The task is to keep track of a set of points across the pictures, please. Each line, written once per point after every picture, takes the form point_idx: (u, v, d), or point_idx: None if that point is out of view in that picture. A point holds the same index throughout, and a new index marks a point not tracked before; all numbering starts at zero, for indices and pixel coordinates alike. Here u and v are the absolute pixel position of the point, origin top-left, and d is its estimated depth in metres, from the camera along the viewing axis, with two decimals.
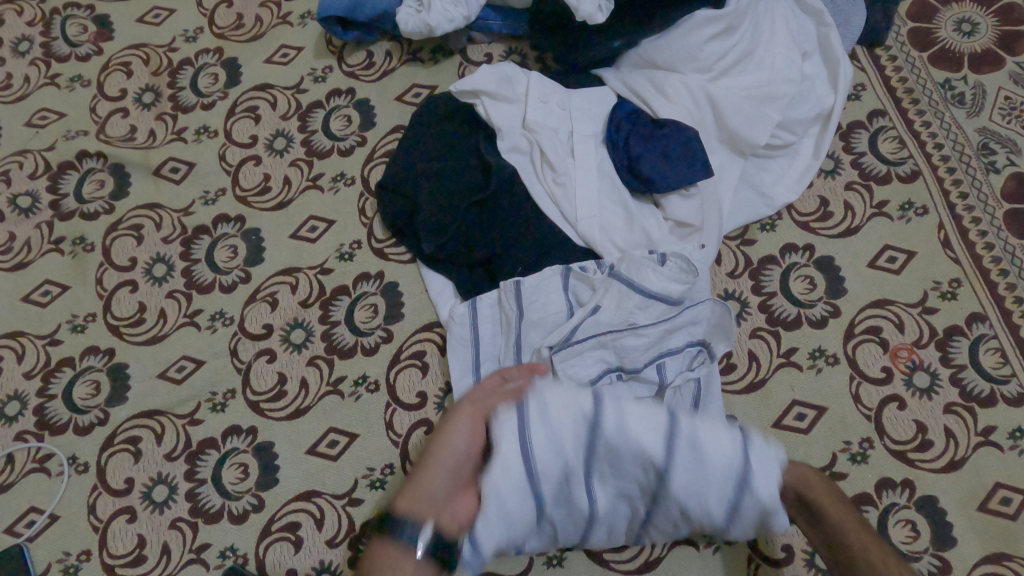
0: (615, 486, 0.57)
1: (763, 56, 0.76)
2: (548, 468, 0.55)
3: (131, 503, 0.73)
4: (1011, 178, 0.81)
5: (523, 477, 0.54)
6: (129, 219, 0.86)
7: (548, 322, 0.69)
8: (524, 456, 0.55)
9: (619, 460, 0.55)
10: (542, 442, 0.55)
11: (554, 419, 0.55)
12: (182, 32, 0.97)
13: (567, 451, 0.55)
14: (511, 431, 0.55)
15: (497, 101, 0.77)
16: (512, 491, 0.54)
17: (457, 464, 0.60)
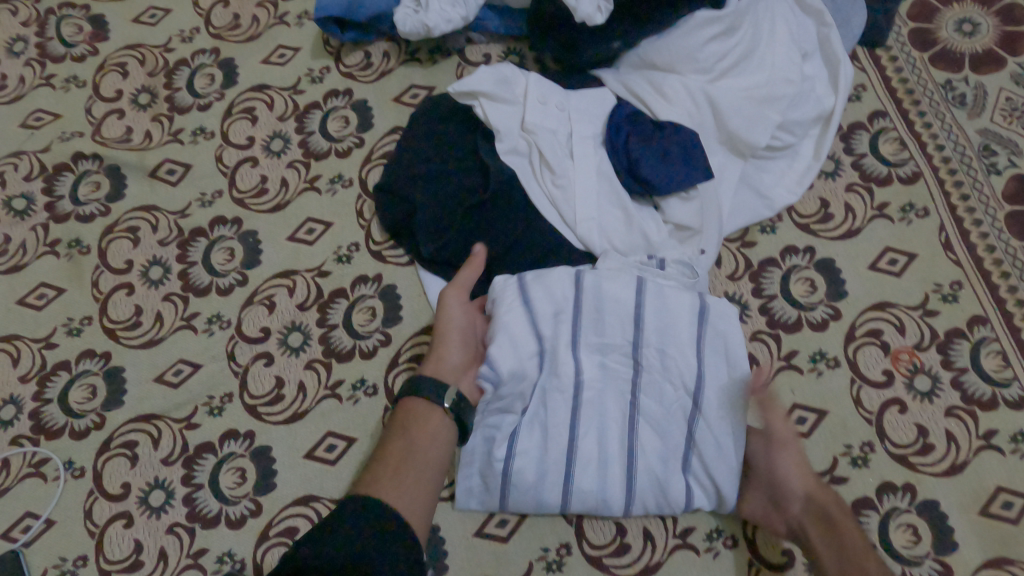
0: (598, 347, 0.68)
1: (763, 56, 0.76)
2: (543, 315, 0.67)
3: (128, 508, 0.73)
4: (1012, 180, 0.81)
5: (521, 321, 0.66)
6: (125, 221, 0.85)
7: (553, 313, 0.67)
8: (524, 297, 0.67)
9: (603, 305, 0.67)
10: (540, 290, 0.67)
11: (548, 278, 0.68)
12: (178, 32, 0.96)
13: (559, 299, 0.67)
14: (513, 284, 0.68)
15: (494, 102, 0.75)
16: (514, 325, 0.66)
17: (464, 337, 0.69)
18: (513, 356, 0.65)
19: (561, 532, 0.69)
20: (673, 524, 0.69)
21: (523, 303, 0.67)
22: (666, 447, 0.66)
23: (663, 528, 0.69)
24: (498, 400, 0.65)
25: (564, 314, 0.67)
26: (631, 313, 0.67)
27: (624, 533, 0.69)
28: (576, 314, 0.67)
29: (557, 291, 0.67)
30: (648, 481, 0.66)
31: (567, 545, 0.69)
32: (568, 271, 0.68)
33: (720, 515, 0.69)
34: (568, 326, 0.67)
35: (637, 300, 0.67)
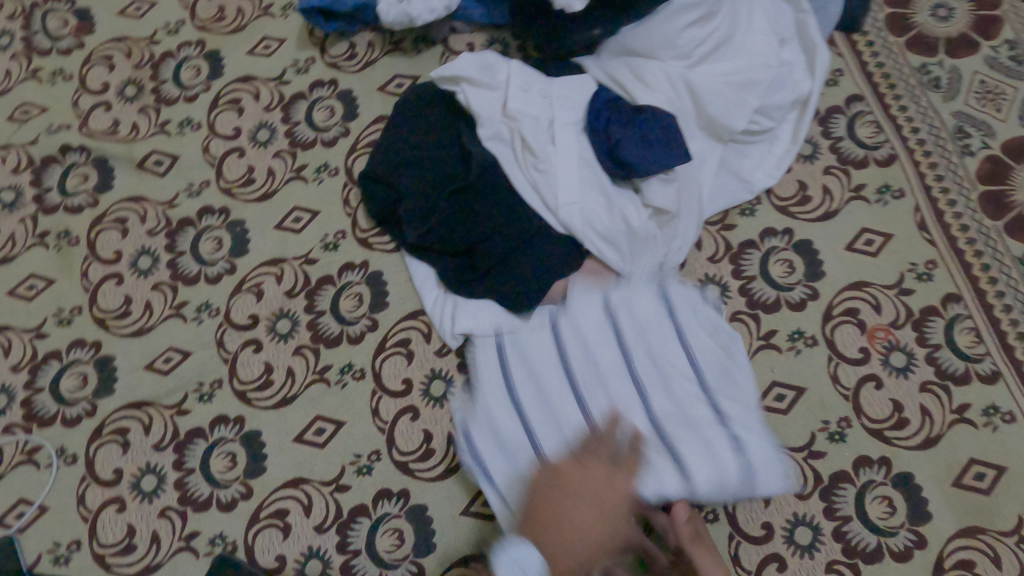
0: (593, 382, 0.70)
1: (743, 40, 0.76)
2: (525, 379, 0.72)
3: (121, 493, 0.74)
4: (986, 161, 0.82)
5: (506, 393, 0.71)
6: (113, 212, 0.86)
7: (546, 364, 0.72)
8: (507, 375, 0.72)
9: (586, 346, 0.72)
10: (516, 356, 0.73)
11: (521, 344, 0.73)
12: (164, 25, 0.96)
13: (538, 360, 0.72)
14: (491, 355, 0.74)
15: (476, 88, 0.77)
16: (500, 407, 0.70)
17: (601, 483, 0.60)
18: (494, 438, 0.69)
19: None
20: None
21: (502, 378, 0.72)
22: (704, 434, 0.66)
23: None
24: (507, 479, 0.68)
25: (547, 367, 0.72)
26: (610, 339, 0.72)
27: None
28: (563, 364, 0.71)
29: (531, 354, 0.73)
30: (700, 467, 0.65)
31: None
32: (540, 330, 0.73)
33: None
34: (552, 373, 0.71)
35: (609, 326, 0.72)
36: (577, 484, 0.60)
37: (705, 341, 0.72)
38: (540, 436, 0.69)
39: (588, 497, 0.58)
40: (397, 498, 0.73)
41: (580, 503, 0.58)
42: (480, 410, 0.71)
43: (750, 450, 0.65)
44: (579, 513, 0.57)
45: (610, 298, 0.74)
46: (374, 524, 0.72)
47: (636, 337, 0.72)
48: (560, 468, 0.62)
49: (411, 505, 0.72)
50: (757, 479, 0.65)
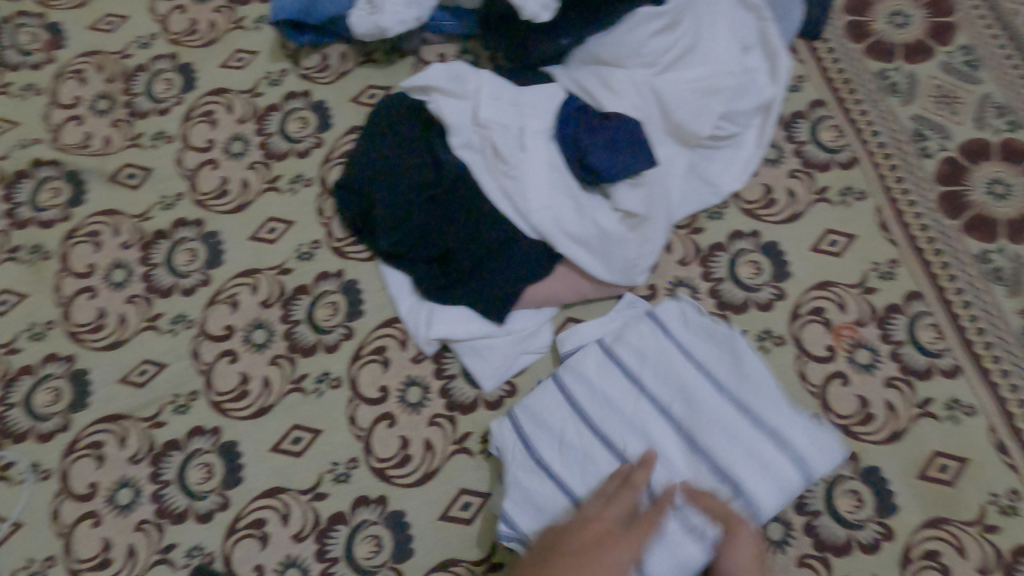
0: (615, 426, 0.70)
1: (707, 49, 0.78)
2: (548, 444, 0.70)
3: (96, 507, 0.74)
4: (944, 162, 0.84)
5: (533, 463, 0.69)
6: (86, 226, 0.86)
7: (564, 420, 0.71)
8: (526, 445, 0.70)
9: (602, 394, 0.72)
10: (530, 423, 0.71)
11: (531, 411, 0.72)
12: (136, 39, 0.96)
13: (552, 421, 0.71)
14: (505, 433, 0.71)
15: (447, 97, 0.79)
16: (533, 476, 0.69)
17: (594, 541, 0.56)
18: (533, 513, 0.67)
19: None
20: None
21: (525, 451, 0.70)
22: (739, 442, 0.67)
23: None
24: None
25: (567, 422, 0.71)
26: (623, 380, 0.72)
27: None
28: (581, 417, 0.71)
29: (545, 414, 0.71)
30: (750, 477, 0.66)
31: None
32: (547, 388, 0.73)
33: None
34: (571, 428, 0.71)
35: (618, 369, 0.73)
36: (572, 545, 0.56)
37: (712, 354, 0.72)
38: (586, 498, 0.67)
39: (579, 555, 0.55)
40: (375, 505, 0.73)
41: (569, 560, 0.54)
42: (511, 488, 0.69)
43: (789, 439, 0.66)
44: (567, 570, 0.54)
45: (609, 340, 0.74)
46: (352, 531, 0.72)
47: (646, 372, 0.72)
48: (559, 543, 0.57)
49: (389, 511, 0.73)
50: (807, 468, 0.66)
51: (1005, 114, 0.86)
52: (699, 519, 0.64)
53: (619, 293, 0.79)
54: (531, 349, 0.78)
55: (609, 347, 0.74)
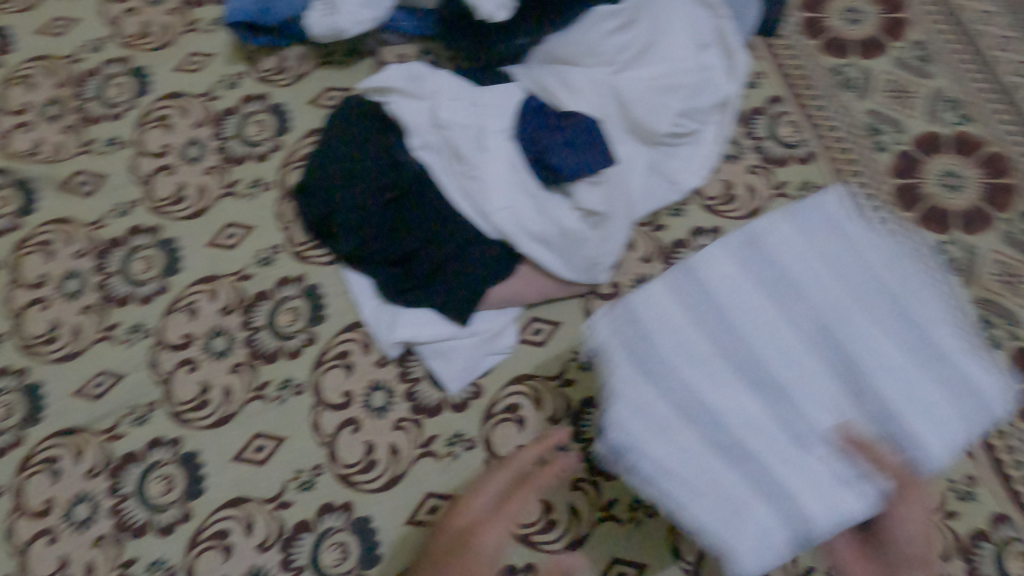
0: (751, 337, 0.52)
1: (665, 46, 0.79)
2: (671, 358, 0.52)
3: (52, 524, 0.72)
4: (899, 156, 0.86)
5: (636, 360, 0.52)
6: (38, 235, 0.83)
7: (688, 334, 0.52)
8: (638, 340, 0.52)
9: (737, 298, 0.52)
10: (645, 310, 0.53)
11: (648, 304, 0.53)
12: (87, 42, 0.94)
13: (667, 327, 0.52)
14: (608, 324, 0.53)
15: (406, 98, 0.79)
16: (642, 378, 0.52)
17: (462, 535, 0.58)
18: (635, 410, 0.51)
19: None
20: (598, 499, 0.73)
21: (632, 345, 0.52)
22: (923, 391, 0.49)
23: (588, 503, 0.73)
24: (657, 415, 0.51)
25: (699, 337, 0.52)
26: (790, 280, 0.52)
27: (552, 511, 0.73)
28: (706, 321, 0.52)
29: (665, 318, 0.52)
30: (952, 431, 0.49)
31: None
32: (665, 281, 0.53)
33: None
34: (694, 335, 0.52)
35: (779, 265, 0.52)
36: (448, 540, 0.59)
37: (893, 272, 0.51)
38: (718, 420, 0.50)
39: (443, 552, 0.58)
40: (341, 511, 0.72)
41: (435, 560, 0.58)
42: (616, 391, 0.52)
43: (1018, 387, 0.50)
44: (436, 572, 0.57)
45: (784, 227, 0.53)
46: (318, 539, 0.71)
47: (791, 284, 0.52)
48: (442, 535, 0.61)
49: (355, 517, 0.72)
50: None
51: (956, 107, 0.88)
52: (860, 468, 0.48)
53: (583, 290, 0.80)
54: (495, 350, 0.77)
55: (750, 239, 0.53)
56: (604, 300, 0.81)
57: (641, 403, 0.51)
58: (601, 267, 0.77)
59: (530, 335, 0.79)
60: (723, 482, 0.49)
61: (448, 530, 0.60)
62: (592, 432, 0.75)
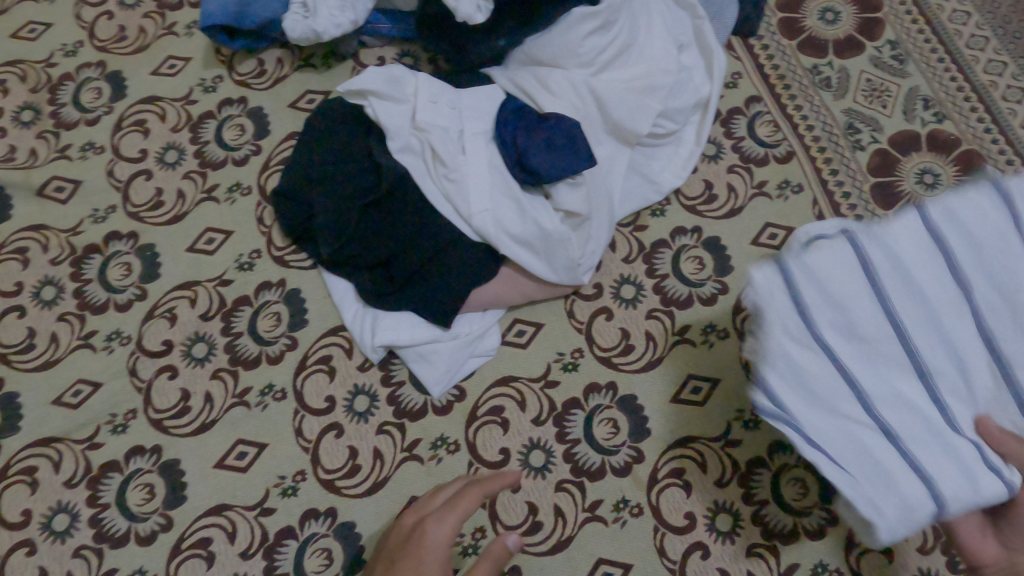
0: (920, 317, 0.46)
1: (642, 48, 0.80)
2: (829, 329, 0.46)
3: (31, 535, 0.71)
4: (876, 154, 0.87)
5: (803, 331, 0.45)
6: (13, 242, 0.82)
7: (874, 307, 0.45)
8: (801, 311, 0.45)
9: (909, 267, 0.45)
10: (817, 279, 0.45)
11: (823, 275, 0.45)
12: (61, 46, 0.93)
13: (842, 298, 0.45)
14: (774, 288, 0.45)
15: (384, 101, 0.77)
16: (814, 354, 0.46)
17: (411, 537, 0.62)
18: (800, 388, 0.46)
19: (475, 517, 0.73)
20: (583, 500, 0.73)
21: (800, 316, 0.45)
22: None
23: (572, 504, 0.73)
24: (824, 391, 0.46)
25: (871, 307, 0.45)
26: (988, 264, 0.45)
27: (537, 512, 0.73)
28: (883, 302, 0.45)
29: (834, 282, 0.45)
30: None
31: (483, 529, 0.73)
32: (842, 248, 0.45)
33: (628, 486, 0.73)
34: (864, 305, 0.45)
35: (985, 245, 0.45)
36: (400, 541, 0.62)
37: None
38: (876, 403, 0.46)
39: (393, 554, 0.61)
40: (325, 517, 0.72)
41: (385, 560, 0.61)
42: (772, 356, 0.46)
43: None
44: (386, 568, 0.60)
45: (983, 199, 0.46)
46: (301, 545, 0.71)
47: (977, 257, 0.45)
48: (395, 538, 0.63)
49: (339, 523, 0.72)
50: None
51: (931, 105, 0.89)
52: (998, 457, 0.46)
53: (566, 292, 0.80)
54: (478, 352, 0.78)
55: (938, 203, 0.46)
56: (587, 302, 0.81)
57: (812, 381, 0.46)
58: (582, 268, 0.77)
59: (513, 336, 0.79)
60: (878, 457, 0.45)
61: (399, 533, 0.64)
62: (575, 433, 0.75)
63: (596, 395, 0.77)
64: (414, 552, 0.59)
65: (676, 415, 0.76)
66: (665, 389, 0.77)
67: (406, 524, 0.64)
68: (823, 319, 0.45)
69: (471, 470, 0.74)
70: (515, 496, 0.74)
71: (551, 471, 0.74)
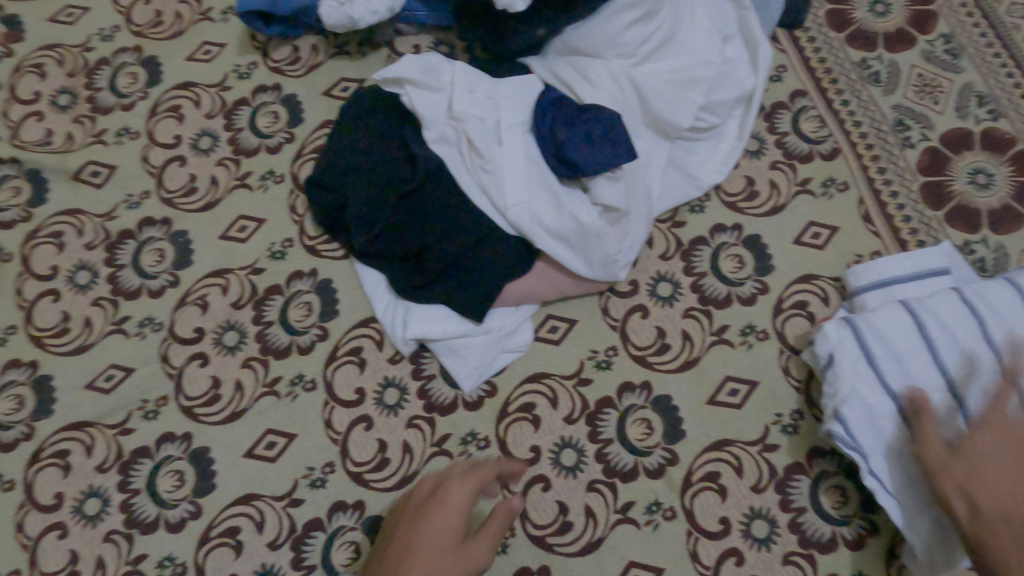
0: (967, 374, 0.67)
1: (685, 39, 0.77)
2: (895, 376, 0.67)
3: (62, 518, 0.72)
4: (926, 152, 0.83)
5: (874, 374, 0.67)
6: (49, 226, 0.83)
7: (887, 367, 0.67)
8: (868, 359, 0.68)
9: (947, 330, 0.67)
10: (882, 334, 0.68)
11: (889, 333, 0.68)
12: (98, 31, 0.93)
13: (906, 351, 0.68)
14: (851, 339, 0.68)
15: (420, 90, 0.76)
16: (864, 392, 0.67)
17: (429, 497, 0.64)
18: (865, 422, 0.67)
19: None
20: (615, 501, 0.72)
21: (865, 365, 0.67)
22: None
23: (604, 505, 0.72)
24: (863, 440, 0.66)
25: (911, 359, 0.67)
26: (949, 337, 0.67)
27: (567, 512, 0.72)
28: (932, 354, 0.67)
29: (894, 340, 0.68)
30: None
31: (512, 527, 0.71)
32: (902, 313, 0.68)
33: (661, 488, 0.72)
34: (921, 359, 0.67)
35: (959, 326, 0.67)
36: (417, 502, 0.64)
37: None
38: None
39: (413, 514, 0.63)
40: (352, 510, 0.71)
41: (405, 519, 0.63)
42: (844, 395, 0.67)
43: None
44: (408, 526, 0.62)
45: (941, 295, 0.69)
46: (329, 537, 0.71)
47: (946, 335, 0.67)
48: (411, 501, 0.66)
49: (367, 516, 0.71)
50: None
51: (986, 102, 0.85)
52: None
53: (602, 289, 0.78)
54: (510, 348, 0.76)
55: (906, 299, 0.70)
56: (622, 299, 0.79)
57: (851, 416, 0.67)
58: (620, 262, 0.74)
59: (546, 332, 0.78)
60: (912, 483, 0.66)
61: (416, 495, 0.66)
62: (608, 433, 0.74)
63: (630, 394, 0.75)
64: (437, 509, 0.62)
65: (711, 418, 0.74)
66: (701, 390, 0.75)
67: (422, 494, 0.65)
68: (847, 373, 0.67)
69: None
70: (545, 495, 0.72)
71: (583, 471, 0.73)
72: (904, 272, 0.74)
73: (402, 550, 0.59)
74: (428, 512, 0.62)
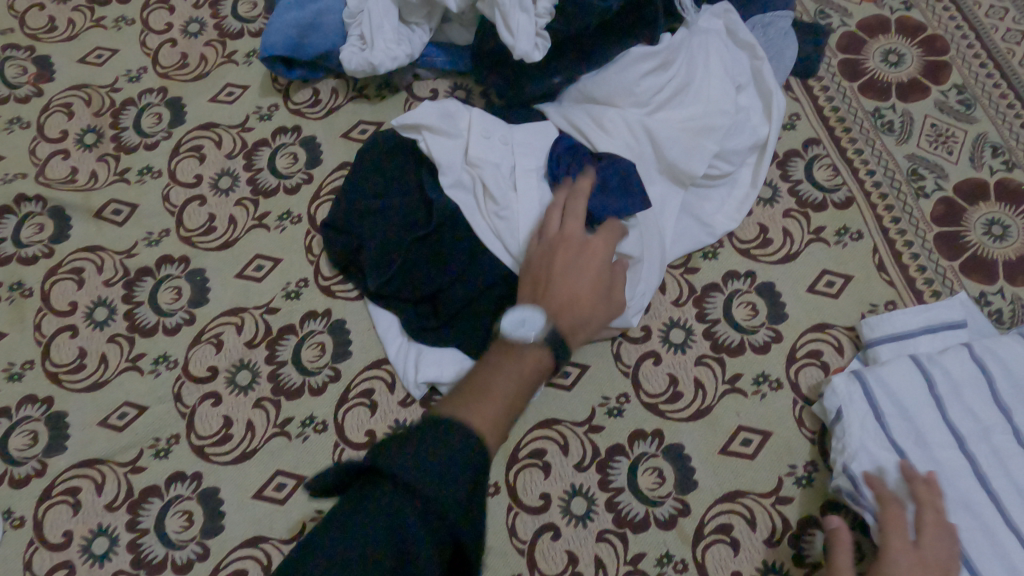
0: (975, 431, 0.68)
1: (699, 87, 0.78)
2: (905, 433, 0.68)
3: (70, 557, 0.71)
4: (940, 203, 0.84)
5: (883, 429, 0.68)
6: (69, 262, 0.84)
7: (896, 421, 0.68)
8: (877, 413, 0.69)
9: (954, 386, 0.69)
10: (889, 389, 0.69)
11: (896, 387, 0.69)
12: (126, 72, 0.96)
13: (914, 408, 0.69)
14: (859, 394, 0.69)
15: (437, 136, 0.76)
16: (875, 444, 0.68)
17: (572, 246, 0.67)
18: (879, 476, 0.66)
19: (513, 563, 0.70)
20: (625, 552, 0.71)
21: (873, 419, 0.68)
22: None
23: (614, 555, 0.71)
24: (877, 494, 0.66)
25: (920, 417, 0.68)
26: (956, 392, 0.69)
27: (576, 563, 0.70)
28: (938, 406, 0.69)
29: (903, 396, 0.69)
30: None
31: None
32: (908, 369, 0.70)
33: (672, 540, 0.71)
34: (929, 414, 0.68)
35: (965, 382, 0.69)
36: (557, 253, 0.67)
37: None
38: None
39: (561, 264, 0.66)
40: None
41: (554, 268, 0.66)
42: (854, 449, 0.68)
43: None
44: (564, 276, 0.65)
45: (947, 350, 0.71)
46: None
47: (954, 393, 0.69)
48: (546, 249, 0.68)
49: None
50: None
51: (1000, 153, 0.86)
52: None
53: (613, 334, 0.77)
54: None
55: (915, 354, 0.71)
56: (634, 345, 0.79)
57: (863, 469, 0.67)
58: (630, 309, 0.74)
59: (557, 377, 0.78)
60: None
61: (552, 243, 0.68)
62: (619, 481, 0.73)
63: (641, 442, 0.74)
64: (585, 261, 0.66)
65: (724, 468, 0.73)
66: (713, 439, 0.74)
67: (565, 245, 0.67)
68: (856, 427, 0.68)
69: (510, 514, 0.72)
70: (555, 544, 0.71)
71: (593, 520, 0.72)
72: (918, 326, 0.74)
73: (570, 295, 0.64)
74: (583, 265, 0.66)
